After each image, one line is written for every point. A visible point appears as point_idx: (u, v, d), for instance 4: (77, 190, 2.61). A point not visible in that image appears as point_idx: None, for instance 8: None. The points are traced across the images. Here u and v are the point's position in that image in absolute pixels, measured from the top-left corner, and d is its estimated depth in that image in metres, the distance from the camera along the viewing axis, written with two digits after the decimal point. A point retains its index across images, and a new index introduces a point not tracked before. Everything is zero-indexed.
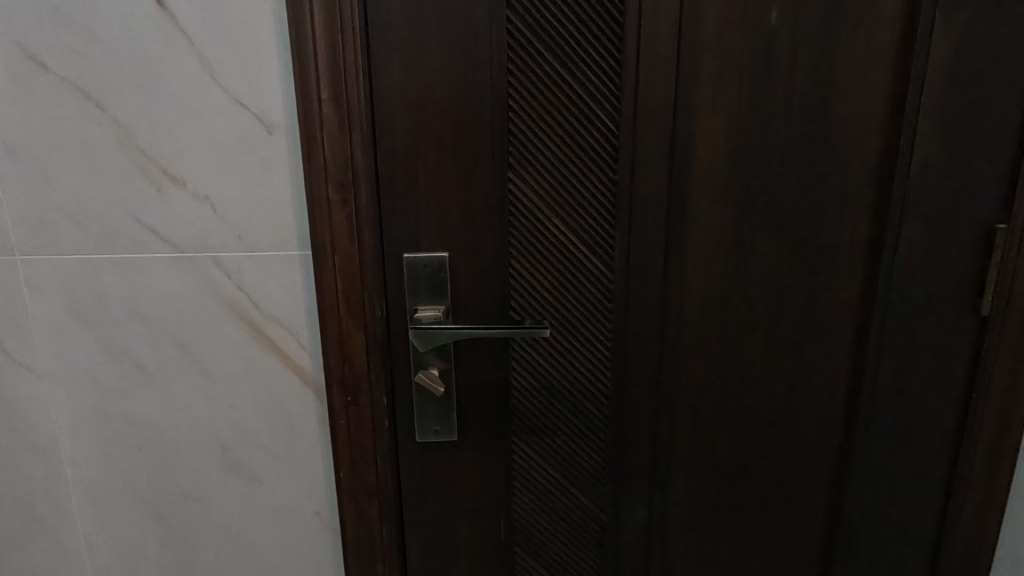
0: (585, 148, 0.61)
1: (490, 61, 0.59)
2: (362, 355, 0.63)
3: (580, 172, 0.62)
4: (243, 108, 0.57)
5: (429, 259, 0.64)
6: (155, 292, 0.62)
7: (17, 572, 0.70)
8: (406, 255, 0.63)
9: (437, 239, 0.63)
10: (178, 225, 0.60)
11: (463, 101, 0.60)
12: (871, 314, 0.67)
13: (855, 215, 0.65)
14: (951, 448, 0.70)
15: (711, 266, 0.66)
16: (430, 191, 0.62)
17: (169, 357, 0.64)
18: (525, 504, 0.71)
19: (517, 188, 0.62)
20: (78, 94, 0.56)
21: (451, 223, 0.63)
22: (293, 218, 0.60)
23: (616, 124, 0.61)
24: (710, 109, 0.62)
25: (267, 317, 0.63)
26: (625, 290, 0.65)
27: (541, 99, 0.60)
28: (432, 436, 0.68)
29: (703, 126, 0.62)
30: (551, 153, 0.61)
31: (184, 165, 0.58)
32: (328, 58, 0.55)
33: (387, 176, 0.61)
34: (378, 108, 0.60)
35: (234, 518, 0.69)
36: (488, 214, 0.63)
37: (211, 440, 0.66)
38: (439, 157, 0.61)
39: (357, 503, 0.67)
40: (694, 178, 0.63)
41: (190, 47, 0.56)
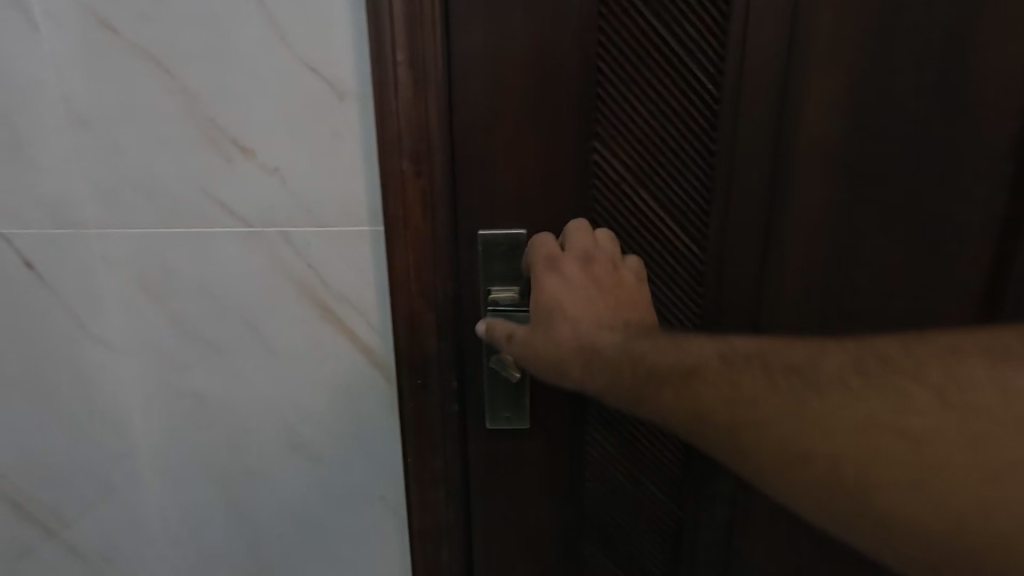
0: (681, 114, 0.55)
1: (579, 17, 0.53)
2: (433, 336, 0.60)
3: (674, 140, 0.56)
4: (314, 74, 0.54)
5: (505, 238, 0.59)
6: (224, 268, 0.60)
7: (93, 541, 0.71)
8: (482, 233, 0.59)
9: (514, 216, 0.59)
10: (247, 198, 0.58)
11: (547, 64, 0.55)
12: (1002, 304, 0.59)
13: (994, 192, 0.56)
14: None
15: (816, 247, 0.59)
16: (507, 163, 0.58)
17: (239, 334, 0.62)
18: (596, 495, 0.68)
19: (604, 160, 0.57)
20: (149, 61, 0.54)
21: (529, 199, 0.59)
22: (365, 191, 0.57)
23: (717, 86, 0.55)
24: (827, 67, 0.54)
25: (336, 296, 0.60)
26: (718, 271, 0.60)
27: (634, 59, 0.54)
28: (502, 424, 0.65)
29: (817, 88, 0.55)
30: (643, 120, 0.56)
31: (253, 134, 0.56)
32: (405, 18, 0.51)
33: (462, 147, 0.57)
34: (454, 71, 0.55)
35: (300, 497, 0.68)
36: (569, 189, 0.58)
37: (278, 418, 0.65)
38: (519, 126, 0.56)
39: (424, 488, 0.65)
40: (804, 146, 0.56)
41: (260, 9, 0.52)
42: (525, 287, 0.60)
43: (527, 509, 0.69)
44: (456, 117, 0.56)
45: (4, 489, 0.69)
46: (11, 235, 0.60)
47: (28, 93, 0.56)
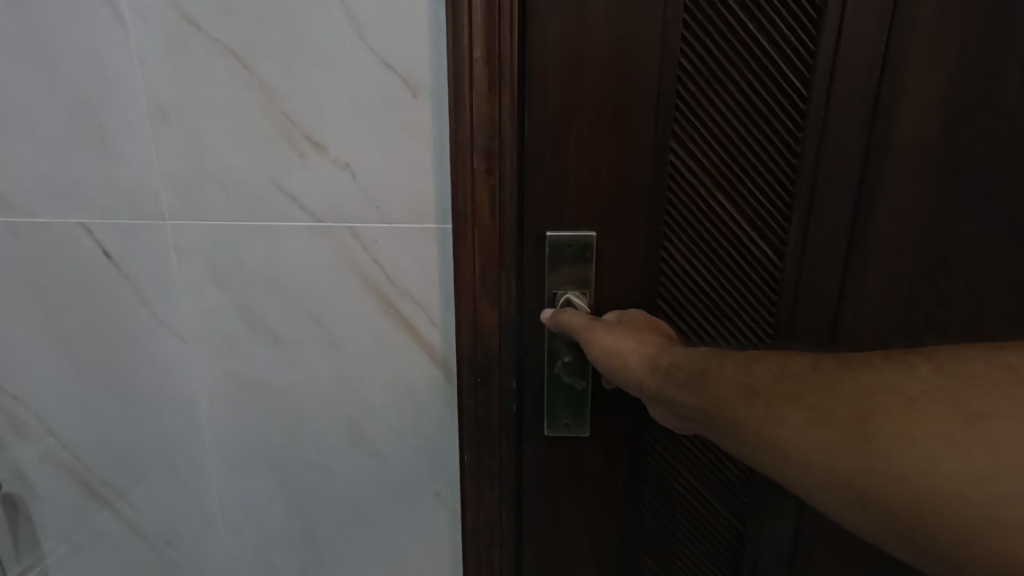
0: (766, 115, 0.56)
1: (667, 16, 0.54)
2: (497, 335, 0.60)
3: (759, 141, 0.57)
4: (389, 71, 0.54)
5: (575, 240, 0.60)
6: (294, 261, 0.61)
7: (157, 522, 0.74)
8: (550, 234, 0.60)
9: (585, 219, 0.60)
10: (319, 194, 0.58)
11: (630, 69, 0.55)
12: None
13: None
14: None
15: (902, 252, 0.58)
16: (582, 167, 0.58)
17: (305, 327, 0.63)
18: (654, 505, 0.68)
19: (682, 166, 0.58)
20: (229, 56, 0.55)
21: (604, 203, 0.59)
22: (434, 189, 0.57)
23: (802, 93, 0.55)
24: (924, 68, 0.54)
25: (402, 293, 0.60)
26: (797, 273, 0.59)
27: (718, 66, 0.55)
28: (562, 430, 0.65)
29: (908, 96, 0.54)
30: (728, 120, 0.56)
31: (327, 131, 0.56)
32: (485, 15, 0.51)
33: (537, 150, 0.58)
34: (530, 71, 0.56)
35: (356, 491, 0.69)
36: (644, 193, 0.59)
37: (339, 411, 0.66)
38: (597, 131, 0.57)
39: (479, 487, 0.65)
40: (894, 149, 0.56)
41: (340, 5, 0.53)
42: (593, 290, 0.61)
43: (582, 516, 0.69)
44: (535, 120, 0.57)
45: (75, 469, 0.72)
46: (91, 224, 0.62)
47: (114, 86, 0.57)
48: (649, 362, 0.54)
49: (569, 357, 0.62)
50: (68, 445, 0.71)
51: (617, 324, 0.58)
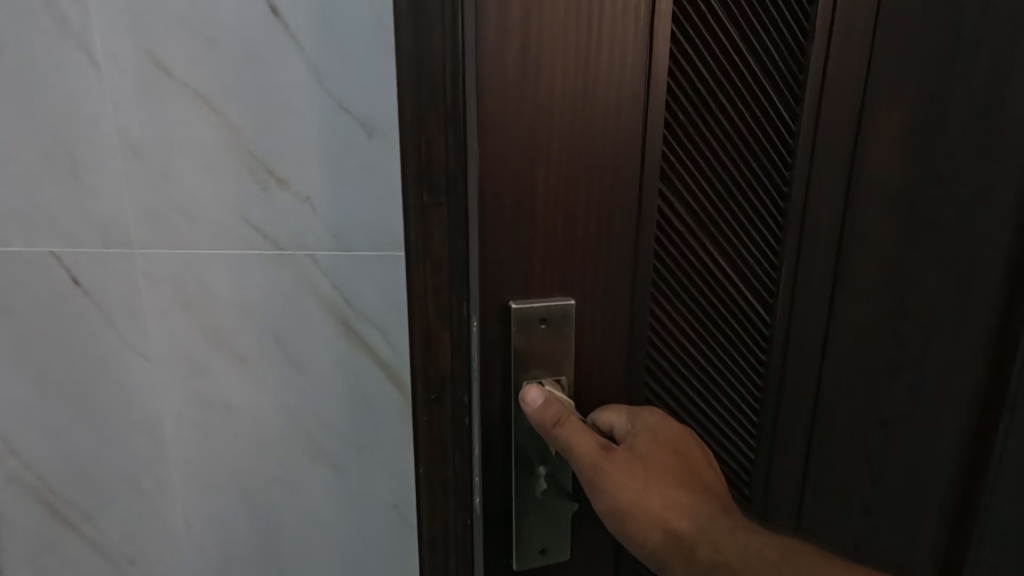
0: (752, 144, 0.48)
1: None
2: (448, 356, 0.64)
3: (749, 175, 0.49)
4: (347, 114, 0.59)
5: (548, 313, 0.44)
6: (259, 287, 0.65)
7: (121, 541, 0.76)
8: (516, 304, 0.43)
9: (560, 281, 0.44)
10: (282, 224, 0.63)
11: (613, 79, 0.40)
12: None
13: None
14: None
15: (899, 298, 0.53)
16: (557, 212, 0.42)
17: (268, 349, 0.67)
18: None
19: (673, 222, 0.47)
20: (197, 99, 0.60)
21: (583, 264, 0.44)
22: (392, 220, 0.63)
23: (788, 139, 0.49)
24: (905, 100, 0.50)
25: (362, 316, 0.65)
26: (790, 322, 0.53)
27: (709, 97, 0.46)
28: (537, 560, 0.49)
29: (893, 132, 0.50)
30: (711, 148, 0.47)
31: (289, 167, 0.61)
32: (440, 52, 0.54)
33: (489, 190, 0.40)
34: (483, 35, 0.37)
35: (318, 507, 0.72)
36: (601, 244, 0.44)
37: (301, 429, 0.70)
38: (574, 167, 0.41)
39: (435, 501, 0.69)
40: (886, 189, 0.51)
41: (301, 54, 0.58)
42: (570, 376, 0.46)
43: None
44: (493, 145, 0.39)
45: (39, 492, 0.73)
46: (62, 253, 0.65)
47: (87, 124, 0.62)
48: (680, 549, 0.44)
49: (551, 488, 0.47)
50: (31, 467, 0.72)
51: (634, 478, 0.45)
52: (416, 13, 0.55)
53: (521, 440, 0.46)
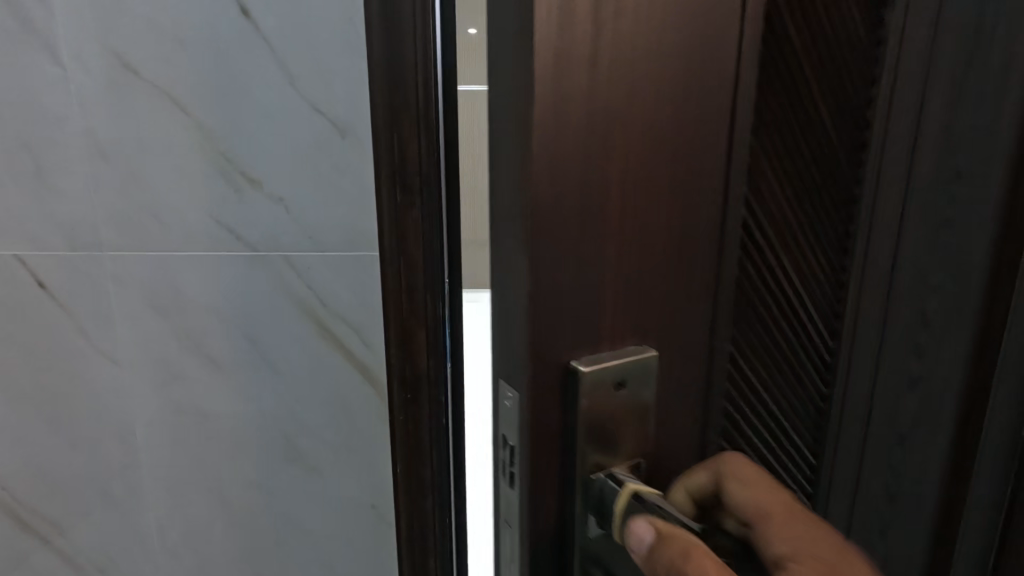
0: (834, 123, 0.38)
1: None
2: (423, 353, 0.65)
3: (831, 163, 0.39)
4: (320, 114, 0.60)
5: (627, 371, 0.30)
6: (232, 288, 0.65)
7: (91, 549, 0.74)
8: (582, 365, 0.28)
9: (631, 327, 0.30)
10: (255, 225, 0.63)
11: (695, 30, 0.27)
12: None
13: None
14: None
15: None
16: (628, 233, 0.28)
17: (243, 351, 0.67)
18: None
19: (764, 244, 0.35)
20: (167, 99, 0.60)
21: (664, 304, 0.31)
22: (366, 220, 0.62)
23: (863, 131, 0.40)
24: None
25: (337, 318, 0.65)
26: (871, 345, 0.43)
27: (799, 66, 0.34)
28: None
29: None
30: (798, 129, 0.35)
31: (261, 167, 0.61)
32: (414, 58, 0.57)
33: (536, 208, 0.26)
34: None
35: (296, 509, 0.72)
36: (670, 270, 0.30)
37: (277, 430, 0.69)
38: (655, 171, 0.28)
39: (413, 498, 0.69)
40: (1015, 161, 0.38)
41: (272, 55, 0.58)
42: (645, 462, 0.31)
43: None
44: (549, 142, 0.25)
45: (5, 502, 0.72)
46: (27, 257, 0.64)
47: (54, 126, 0.61)
48: None
49: None
50: None
51: None
52: (388, 17, 0.56)
53: (589, 552, 0.30)
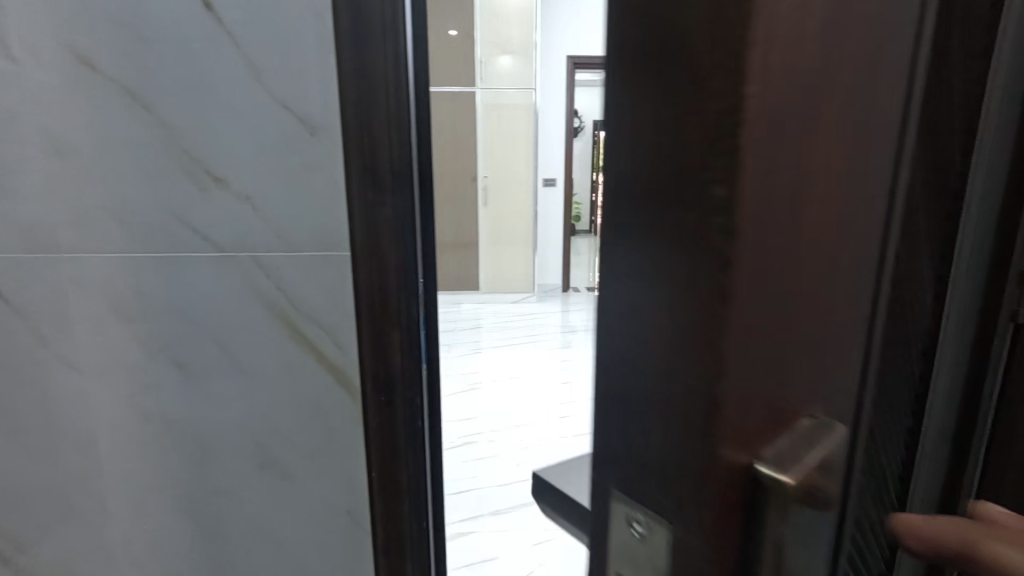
0: None
1: None
2: (398, 354, 0.64)
3: None
4: (287, 110, 0.58)
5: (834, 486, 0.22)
6: (197, 289, 0.63)
7: (52, 564, 0.71)
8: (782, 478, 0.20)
9: (844, 412, 0.22)
10: (221, 224, 0.61)
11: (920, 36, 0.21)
12: None
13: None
14: None
15: None
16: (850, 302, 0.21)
17: (209, 355, 0.65)
18: None
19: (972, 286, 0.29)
20: (126, 95, 0.58)
21: (881, 358, 0.24)
22: (335, 219, 0.61)
23: None
24: None
25: (308, 319, 0.64)
26: None
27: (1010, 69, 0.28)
28: None
29: None
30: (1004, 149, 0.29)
31: (227, 165, 0.59)
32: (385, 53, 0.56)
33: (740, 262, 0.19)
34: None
35: (268, 516, 0.70)
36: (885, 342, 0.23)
37: (247, 436, 0.67)
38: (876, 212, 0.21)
39: (389, 501, 0.68)
40: None
41: (236, 50, 0.57)
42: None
43: None
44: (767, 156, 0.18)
45: None
46: None
47: (5, 123, 0.58)
48: None
49: None
50: None
51: None
52: (358, 13, 0.55)
53: None
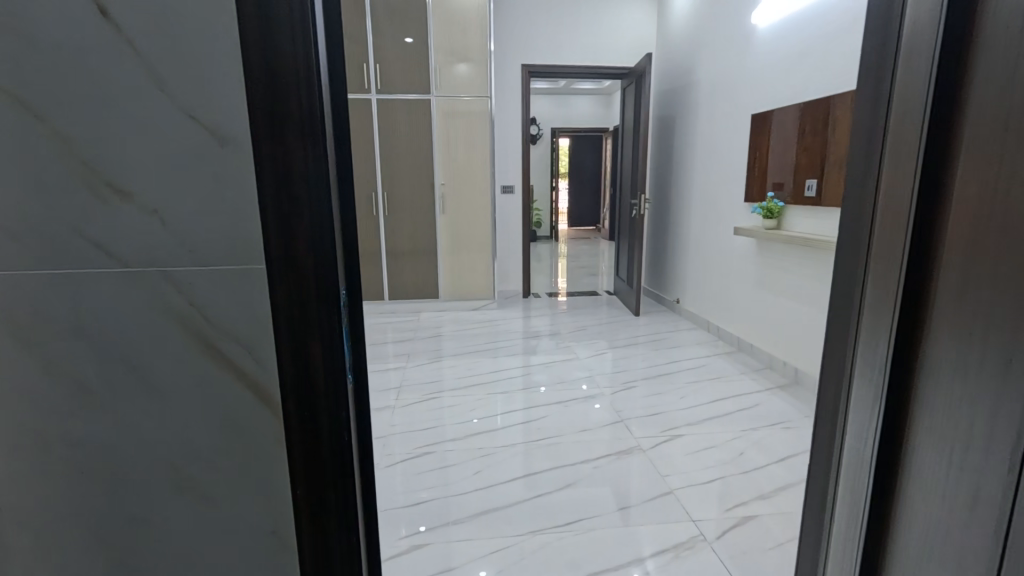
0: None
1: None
2: (319, 368, 0.63)
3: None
4: (192, 121, 0.56)
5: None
6: (102, 307, 0.60)
7: None
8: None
9: None
10: (127, 240, 0.59)
11: None
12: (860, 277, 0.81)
13: (878, 252, 0.76)
14: (839, 394, 0.87)
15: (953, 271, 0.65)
16: None
17: (118, 376, 0.62)
18: None
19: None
20: (17, 106, 0.55)
21: None
22: (248, 231, 0.59)
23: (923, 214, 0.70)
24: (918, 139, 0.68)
25: (224, 335, 0.62)
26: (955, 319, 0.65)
27: None
28: None
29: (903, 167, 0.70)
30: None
31: (130, 178, 0.57)
32: (297, 62, 0.55)
33: None
34: None
35: (189, 540, 0.67)
36: None
37: (162, 459, 0.65)
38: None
39: (316, 517, 0.66)
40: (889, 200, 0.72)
41: (137, 59, 0.55)
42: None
43: None
44: None
45: None
46: None
47: None
48: None
49: None
50: None
51: None
52: (265, 21, 0.54)
53: None
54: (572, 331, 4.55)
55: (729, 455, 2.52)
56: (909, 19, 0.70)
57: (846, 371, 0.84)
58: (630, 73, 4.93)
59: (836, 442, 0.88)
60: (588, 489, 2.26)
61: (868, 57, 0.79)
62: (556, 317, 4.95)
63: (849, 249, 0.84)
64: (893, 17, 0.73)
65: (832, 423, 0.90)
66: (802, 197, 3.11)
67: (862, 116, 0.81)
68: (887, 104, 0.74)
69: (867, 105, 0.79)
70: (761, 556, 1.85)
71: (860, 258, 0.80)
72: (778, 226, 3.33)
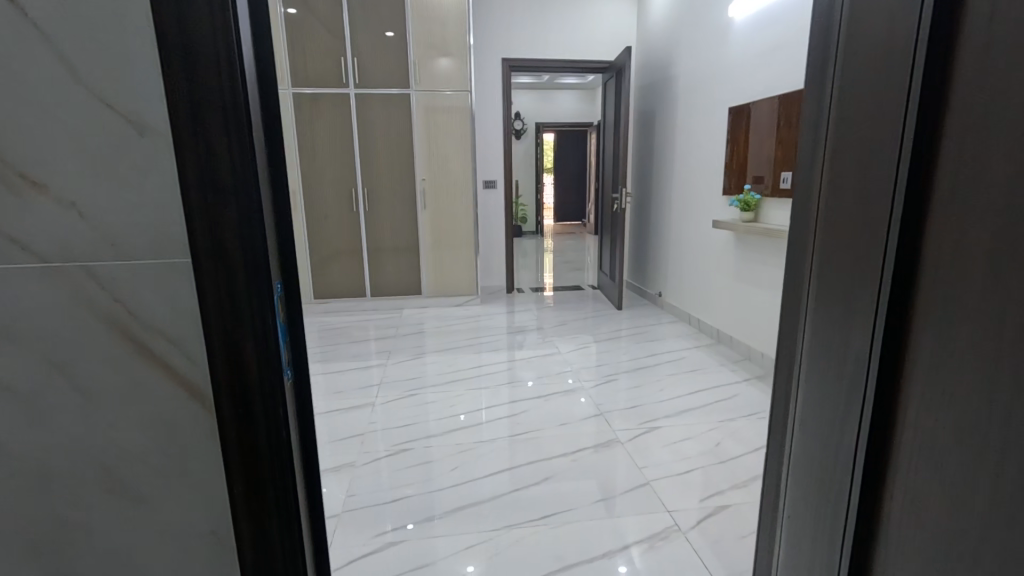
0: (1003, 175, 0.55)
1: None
2: (252, 364, 0.61)
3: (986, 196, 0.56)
4: (110, 109, 0.54)
5: None
6: (21, 304, 0.58)
7: None
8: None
9: None
10: (44, 234, 0.57)
11: None
12: (808, 261, 0.82)
13: (826, 239, 0.77)
14: (791, 379, 0.89)
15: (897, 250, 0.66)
16: None
17: (40, 376, 0.60)
18: None
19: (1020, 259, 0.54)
20: None
21: None
22: (173, 223, 0.57)
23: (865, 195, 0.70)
24: (867, 124, 0.68)
25: (152, 331, 0.60)
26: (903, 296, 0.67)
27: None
28: None
29: (852, 151, 0.71)
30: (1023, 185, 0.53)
31: (43, 170, 0.55)
32: (220, 51, 0.54)
33: None
34: None
35: (124, 542, 0.66)
36: None
37: (91, 459, 0.63)
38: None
39: (256, 517, 0.65)
40: (846, 182, 0.72)
41: (46, 45, 0.52)
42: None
43: None
44: None
45: None
46: None
47: None
48: None
49: None
50: None
51: None
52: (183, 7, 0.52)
53: None
54: (555, 325, 4.56)
55: (705, 446, 2.54)
56: (850, 11, 0.70)
57: (797, 356, 0.86)
58: (610, 67, 4.91)
59: (790, 426, 0.89)
60: (565, 483, 2.26)
61: (815, 47, 0.80)
62: (540, 312, 4.94)
63: (798, 236, 0.85)
64: (836, 7, 0.73)
65: (785, 411, 0.91)
66: (779, 189, 3.13)
67: (809, 106, 0.81)
68: (831, 92, 0.74)
69: (814, 94, 0.80)
70: (735, 545, 1.86)
71: (809, 244, 0.81)
72: (754, 219, 3.38)
